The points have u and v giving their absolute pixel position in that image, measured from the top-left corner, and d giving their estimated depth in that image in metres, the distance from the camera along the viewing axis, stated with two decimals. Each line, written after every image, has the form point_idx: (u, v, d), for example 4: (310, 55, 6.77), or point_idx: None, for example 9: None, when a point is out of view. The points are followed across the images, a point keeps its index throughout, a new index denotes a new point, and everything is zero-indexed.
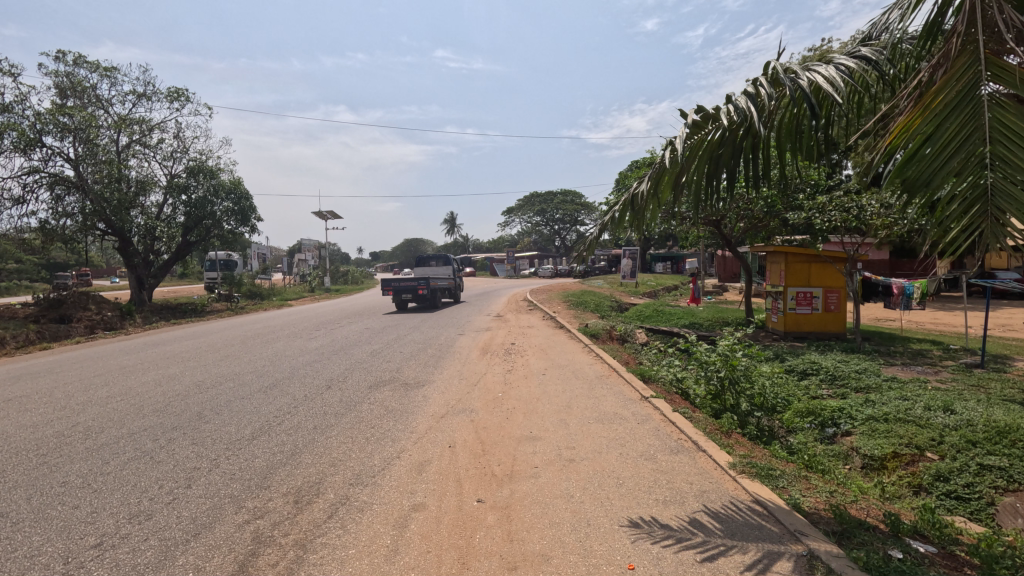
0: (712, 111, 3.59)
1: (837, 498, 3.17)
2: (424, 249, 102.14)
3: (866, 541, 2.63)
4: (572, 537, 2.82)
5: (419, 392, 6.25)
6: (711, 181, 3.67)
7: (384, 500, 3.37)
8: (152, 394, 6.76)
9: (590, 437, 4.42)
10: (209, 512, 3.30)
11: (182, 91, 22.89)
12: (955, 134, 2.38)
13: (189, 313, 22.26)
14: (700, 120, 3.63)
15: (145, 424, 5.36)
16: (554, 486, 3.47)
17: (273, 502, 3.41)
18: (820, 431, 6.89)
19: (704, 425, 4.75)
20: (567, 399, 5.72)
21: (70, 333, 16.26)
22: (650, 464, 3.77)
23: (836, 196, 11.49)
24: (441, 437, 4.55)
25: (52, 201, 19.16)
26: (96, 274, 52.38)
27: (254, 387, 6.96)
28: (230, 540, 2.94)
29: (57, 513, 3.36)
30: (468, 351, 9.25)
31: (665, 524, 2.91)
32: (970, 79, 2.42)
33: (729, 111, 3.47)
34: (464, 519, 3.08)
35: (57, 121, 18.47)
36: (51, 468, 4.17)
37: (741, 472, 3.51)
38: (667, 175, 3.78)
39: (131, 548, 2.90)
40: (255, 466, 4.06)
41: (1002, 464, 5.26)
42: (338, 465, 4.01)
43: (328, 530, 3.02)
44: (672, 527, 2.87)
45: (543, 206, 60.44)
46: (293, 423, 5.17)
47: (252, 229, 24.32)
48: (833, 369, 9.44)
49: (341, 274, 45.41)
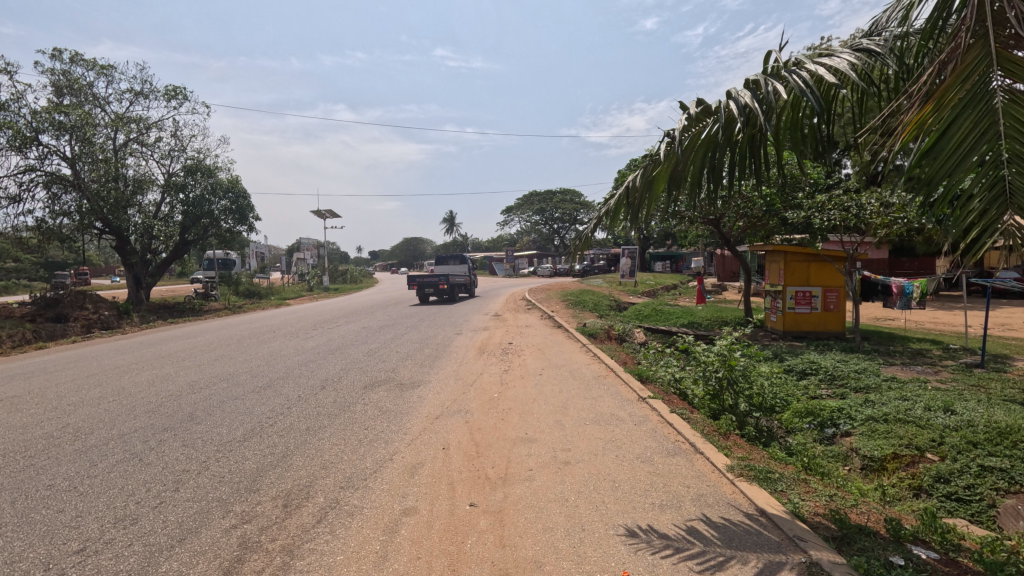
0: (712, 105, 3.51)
1: (837, 502, 3.11)
2: (423, 248, 102.12)
3: (867, 547, 2.57)
4: (566, 542, 2.76)
5: (414, 393, 6.18)
6: (708, 177, 3.59)
7: (375, 503, 3.30)
8: (144, 395, 6.69)
9: (586, 439, 4.36)
10: (196, 516, 3.24)
11: (179, 89, 22.80)
12: (965, 131, 2.32)
13: (187, 313, 22.19)
14: (700, 114, 3.55)
15: (135, 426, 5.29)
16: (549, 489, 3.41)
17: (261, 506, 3.34)
18: (819, 432, 6.84)
19: (702, 426, 4.68)
20: (564, 400, 5.66)
21: (66, 333, 16.19)
22: (647, 467, 3.71)
23: (836, 195, 11.43)
24: (434, 438, 4.49)
25: (49, 199, 19.08)
26: (95, 273, 52.28)
27: (248, 387, 6.89)
28: (215, 545, 2.87)
29: (41, 517, 3.29)
30: (465, 351, 9.19)
31: (663, 533, 2.82)
32: (980, 75, 2.36)
33: (728, 106, 3.37)
34: (457, 523, 3.01)
35: (53, 120, 18.38)
36: (37, 470, 4.10)
37: (740, 474, 3.44)
38: (664, 169, 3.70)
39: (114, 553, 2.84)
40: (245, 469, 3.99)
41: (1003, 465, 5.21)
42: (330, 468, 3.94)
43: (317, 535, 2.95)
44: (671, 537, 2.78)
45: (542, 205, 60.38)
46: (285, 425, 5.10)
47: (250, 228, 24.25)
48: (832, 369, 9.38)
49: (340, 274, 45.36)
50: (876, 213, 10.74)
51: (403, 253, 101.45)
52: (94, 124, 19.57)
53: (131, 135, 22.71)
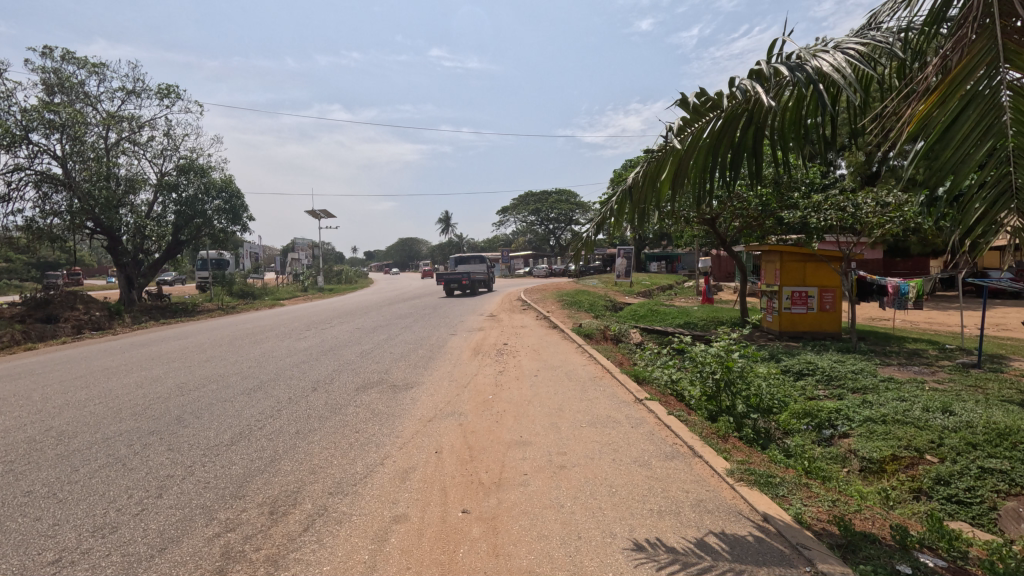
0: (716, 96, 3.38)
1: (840, 507, 3.02)
2: (418, 249, 101.98)
3: (873, 556, 2.49)
4: (562, 551, 2.67)
5: (407, 395, 6.07)
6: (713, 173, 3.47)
7: (364, 510, 3.20)
8: (132, 397, 6.55)
9: (582, 442, 4.26)
10: (178, 524, 3.13)
11: (172, 88, 22.59)
12: (970, 126, 2.24)
13: (180, 313, 22.01)
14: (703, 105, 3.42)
15: (121, 429, 5.16)
16: (544, 495, 3.31)
17: (247, 513, 3.23)
18: (817, 433, 6.78)
19: (700, 429, 4.57)
20: (559, 402, 5.56)
21: (56, 334, 16.01)
22: (644, 471, 3.62)
23: (831, 194, 11.39)
24: (427, 442, 4.38)
25: (39, 199, 18.88)
26: (88, 273, 52.00)
27: (238, 389, 6.77)
28: (197, 555, 2.76)
29: (16, 526, 3.17)
30: (459, 352, 9.08)
31: (671, 547, 2.67)
32: (985, 65, 2.26)
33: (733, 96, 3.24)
34: (449, 531, 2.92)
35: (43, 118, 18.18)
36: (16, 476, 3.98)
37: (739, 479, 3.35)
38: (668, 164, 3.59)
39: (90, 565, 2.72)
40: (232, 474, 3.88)
41: (1003, 467, 5.14)
42: (319, 473, 3.83)
43: (304, 544, 2.84)
44: (680, 551, 2.63)
45: (537, 205, 60.33)
46: (275, 428, 4.99)
47: (244, 228, 24.09)
48: (829, 369, 9.33)
49: (335, 274, 45.18)
50: (872, 213, 10.66)
51: (398, 254, 101.59)
52: (85, 122, 19.38)
53: (123, 134, 22.52)
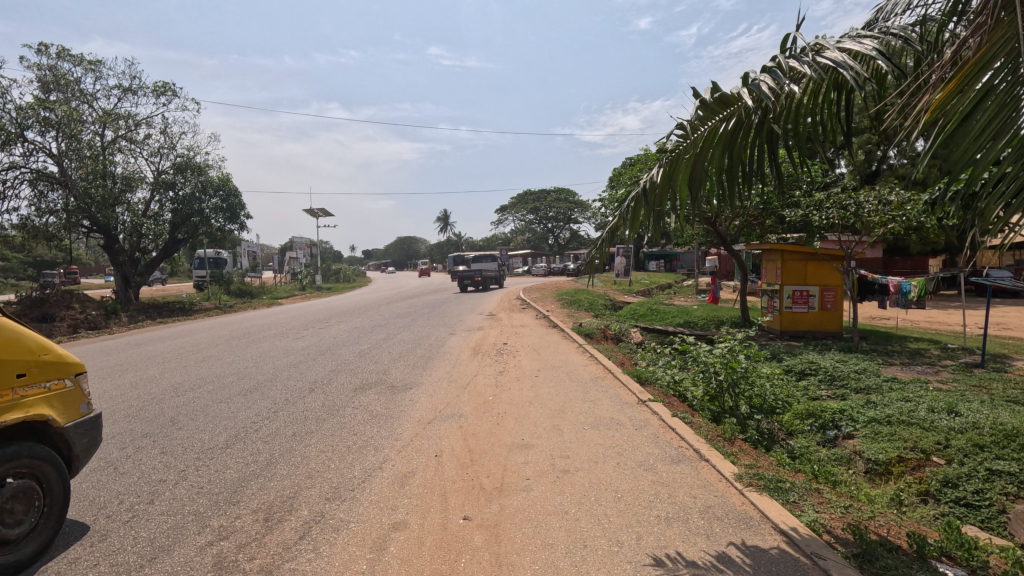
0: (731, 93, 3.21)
1: (853, 513, 2.94)
2: (417, 247, 101.81)
3: (891, 566, 2.40)
4: (567, 560, 2.57)
5: (406, 396, 5.97)
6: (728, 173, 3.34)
7: (362, 517, 3.10)
8: (126, 398, 6.44)
9: (586, 445, 4.17)
10: (170, 531, 3.03)
11: (169, 85, 22.42)
12: (989, 117, 2.10)
13: (177, 312, 21.86)
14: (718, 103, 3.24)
15: (113, 431, 5.06)
16: (547, 501, 3.22)
17: (241, 519, 3.13)
18: (821, 434, 6.70)
19: (705, 431, 4.48)
20: (561, 403, 5.46)
21: (51, 333, 15.87)
22: (650, 476, 3.53)
23: (834, 193, 11.28)
24: (427, 445, 4.28)
25: (35, 197, 18.73)
26: (85, 272, 51.80)
27: (234, 390, 6.66)
28: (188, 565, 2.66)
29: None
30: (459, 352, 8.98)
31: (690, 560, 2.55)
32: (1006, 53, 2.11)
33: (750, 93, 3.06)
34: (450, 539, 2.82)
35: (39, 115, 18.01)
36: None
37: (748, 484, 3.26)
38: (681, 166, 3.44)
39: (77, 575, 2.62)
40: (227, 478, 3.78)
41: (1012, 470, 5.05)
42: (316, 477, 3.73)
43: (300, 553, 2.74)
44: (700, 565, 2.50)
45: (536, 204, 60.18)
46: (271, 430, 4.89)
47: (241, 226, 23.94)
48: (832, 369, 9.25)
49: (333, 274, 45.03)
50: (876, 211, 10.62)
51: (397, 253, 101.39)
52: (81, 120, 19.23)
53: (120, 132, 22.36)
